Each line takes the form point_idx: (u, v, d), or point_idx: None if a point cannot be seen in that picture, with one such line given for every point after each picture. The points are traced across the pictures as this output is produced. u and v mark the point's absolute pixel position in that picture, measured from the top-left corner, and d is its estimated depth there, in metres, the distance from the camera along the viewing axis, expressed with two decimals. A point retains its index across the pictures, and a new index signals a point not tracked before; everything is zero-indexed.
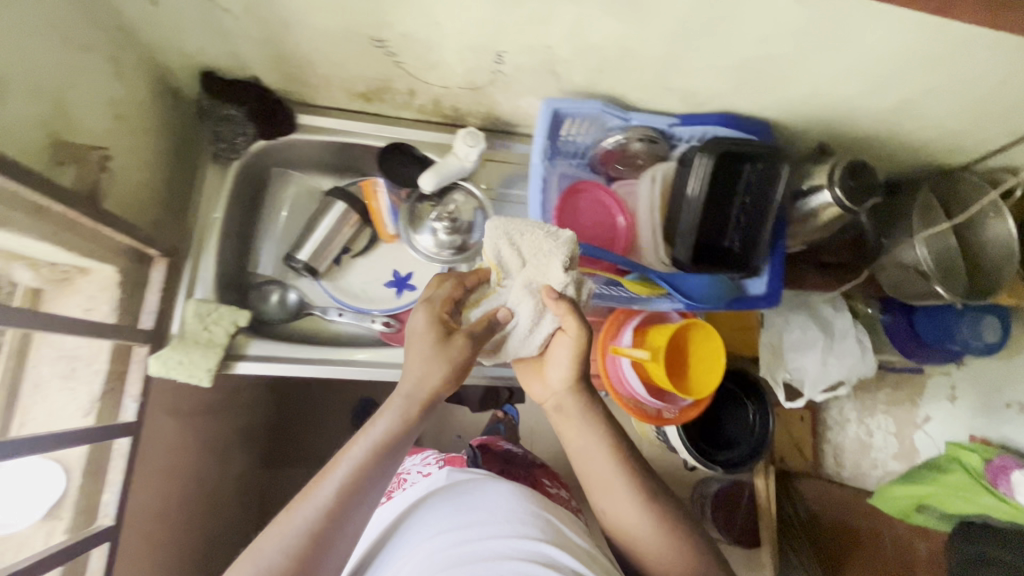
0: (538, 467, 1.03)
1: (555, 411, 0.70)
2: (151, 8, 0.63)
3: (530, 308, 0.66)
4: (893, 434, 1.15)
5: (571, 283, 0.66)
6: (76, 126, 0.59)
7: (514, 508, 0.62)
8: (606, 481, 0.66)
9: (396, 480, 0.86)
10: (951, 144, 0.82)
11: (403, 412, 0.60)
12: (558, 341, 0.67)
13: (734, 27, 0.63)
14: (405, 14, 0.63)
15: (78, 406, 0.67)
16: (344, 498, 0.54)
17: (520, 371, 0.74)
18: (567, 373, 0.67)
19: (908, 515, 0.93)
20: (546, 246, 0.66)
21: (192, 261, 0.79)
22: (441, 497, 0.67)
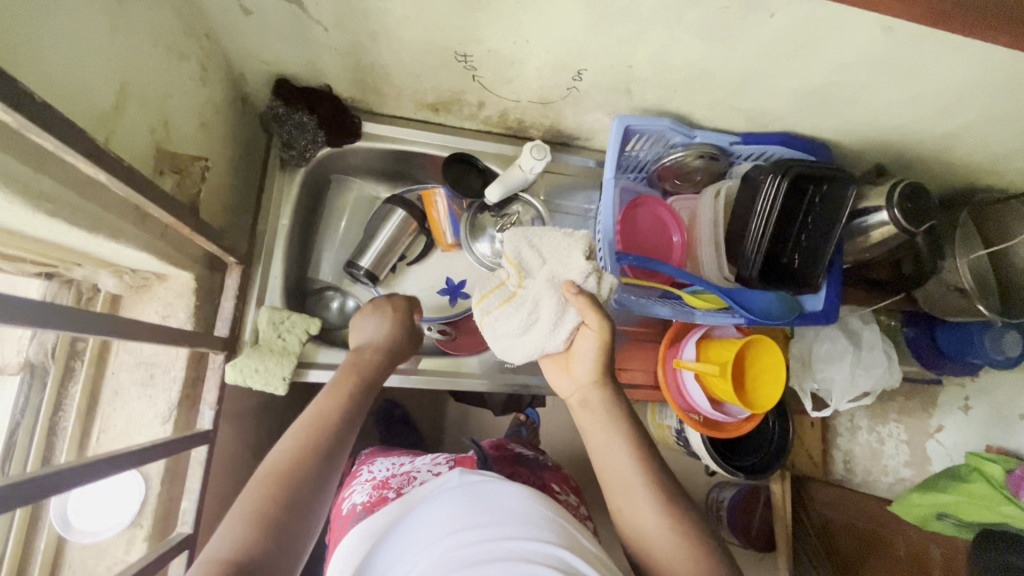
0: (549, 471, 1.00)
1: (579, 405, 0.70)
2: (243, 18, 0.63)
3: (552, 303, 0.68)
4: (905, 443, 1.17)
5: (592, 272, 0.67)
6: (171, 135, 0.59)
7: (529, 512, 0.63)
8: (628, 486, 0.64)
9: (404, 477, 0.87)
10: (998, 167, 0.84)
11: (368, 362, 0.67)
12: (581, 336, 0.69)
13: (815, 56, 0.65)
14: (496, 32, 0.64)
15: (156, 413, 0.67)
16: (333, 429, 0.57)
17: (545, 366, 0.75)
18: (594, 367, 0.69)
19: (926, 523, 0.98)
20: (566, 242, 0.69)
21: (260, 269, 0.78)
22: (450, 497, 0.68)
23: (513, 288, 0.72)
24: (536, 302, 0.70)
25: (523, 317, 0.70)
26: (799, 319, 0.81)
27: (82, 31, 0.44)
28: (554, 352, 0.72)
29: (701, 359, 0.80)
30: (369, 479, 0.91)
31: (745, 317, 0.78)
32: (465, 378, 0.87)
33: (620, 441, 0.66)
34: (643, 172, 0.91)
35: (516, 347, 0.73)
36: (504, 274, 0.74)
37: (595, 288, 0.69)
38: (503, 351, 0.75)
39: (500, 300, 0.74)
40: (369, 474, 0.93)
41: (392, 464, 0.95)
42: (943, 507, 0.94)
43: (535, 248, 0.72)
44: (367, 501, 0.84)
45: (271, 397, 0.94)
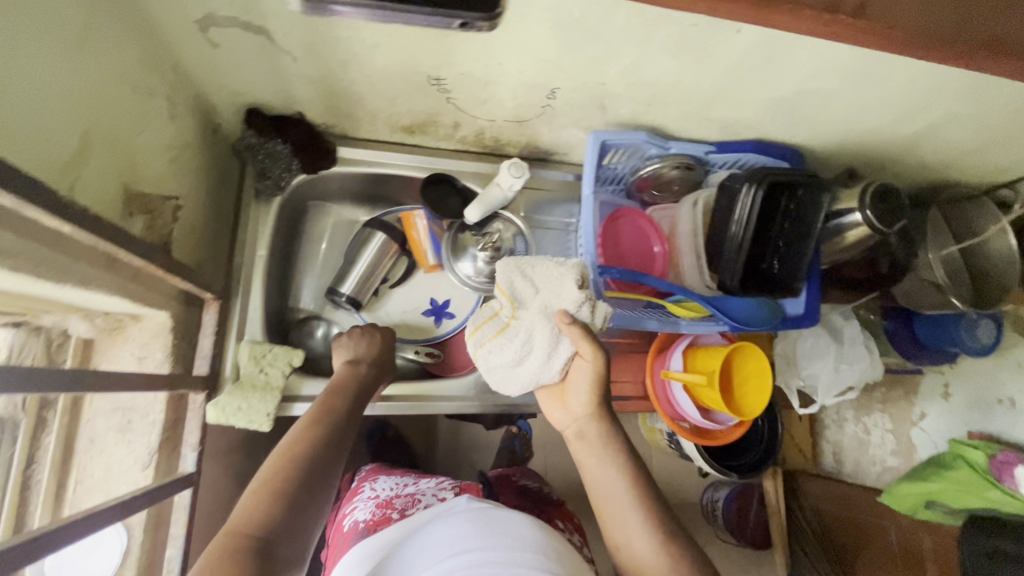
0: (553, 505, 1.03)
1: (574, 438, 0.74)
2: (210, 50, 0.61)
3: (546, 333, 0.71)
4: (890, 432, 1.19)
5: (585, 302, 0.71)
6: (141, 175, 0.58)
7: (533, 538, 0.65)
8: (626, 524, 0.67)
9: (408, 498, 0.87)
10: (965, 162, 0.86)
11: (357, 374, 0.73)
12: (576, 367, 0.72)
13: (783, 68, 0.66)
14: (468, 56, 0.64)
15: (136, 460, 0.65)
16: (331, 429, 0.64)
17: (543, 398, 0.78)
18: (588, 400, 0.72)
19: (916, 511, 0.99)
20: (556, 272, 0.73)
21: (239, 302, 0.77)
22: (457, 518, 0.69)
23: (507, 318, 0.76)
24: (529, 332, 0.73)
25: (518, 348, 0.74)
26: (782, 323, 0.83)
27: (42, 77, 0.43)
28: (549, 384, 0.76)
29: (689, 369, 0.80)
30: (373, 497, 0.90)
31: (728, 322, 0.81)
32: (455, 401, 0.86)
33: (619, 481, 0.69)
34: (621, 184, 0.91)
35: (511, 376, 0.76)
36: (498, 305, 0.77)
37: (589, 318, 0.72)
38: (500, 380, 0.78)
39: (494, 331, 0.77)
40: (372, 491, 0.92)
41: (397, 483, 0.94)
42: (930, 495, 0.96)
43: (528, 279, 0.74)
44: (369, 518, 0.84)
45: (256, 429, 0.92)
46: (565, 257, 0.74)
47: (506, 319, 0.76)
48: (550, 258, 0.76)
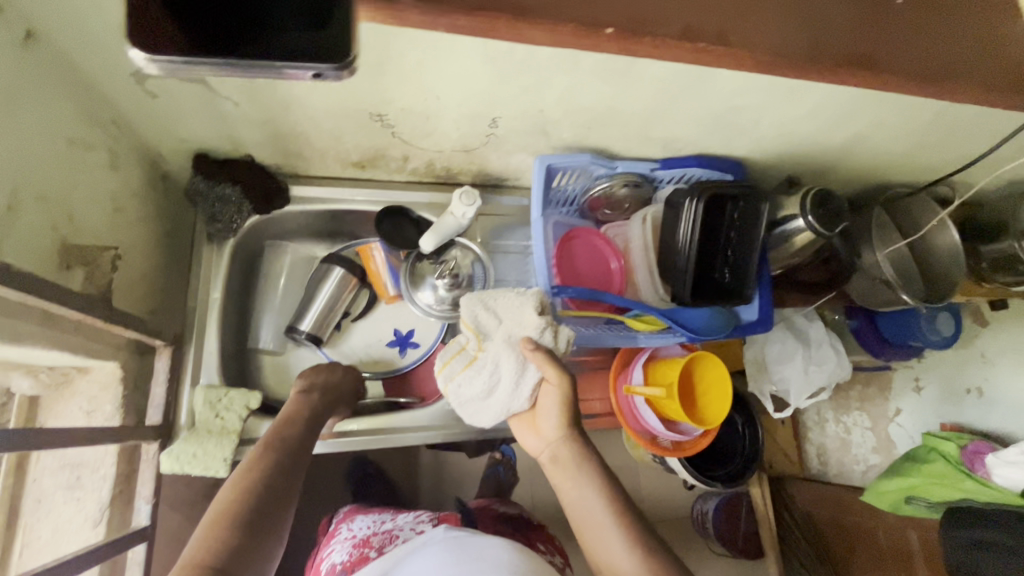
0: (533, 529, 1.02)
1: (551, 462, 0.72)
2: (149, 101, 0.62)
3: (512, 361, 0.73)
4: (869, 430, 1.22)
5: (547, 327, 0.72)
6: (79, 227, 0.58)
7: (512, 561, 0.68)
8: (605, 541, 0.65)
9: (386, 536, 0.86)
10: (899, 164, 0.89)
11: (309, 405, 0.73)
12: (545, 391, 0.73)
13: (709, 89, 0.69)
14: (406, 92, 0.66)
15: (86, 517, 0.63)
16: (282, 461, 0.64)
17: (517, 427, 0.79)
18: (559, 421, 0.72)
19: (898, 508, 1.00)
20: (516, 301, 0.74)
21: (193, 347, 0.76)
22: (440, 549, 0.72)
23: (473, 351, 0.76)
24: (496, 363, 0.74)
25: (487, 380, 0.75)
26: (737, 330, 0.85)
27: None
28: (520, 412, 0.77)
29: (651, 382, 0.82)
30: (350, 536, 0.88)
31: (684, 333, 0.83)
32: (424, 432, 0.85)
33: (595, 495, 0.68)
34: (573, 205, 0.93)
35: (484, 408, 0.77)
36: (464, 339, 0.78)
37: (552, 343, 0.73)
38: (472, 415, 0.78)
39: (463, 364, 0.77)
40: (349, 531, 0.89)
41: (375, 520, 0.90)
42: (911, 490, 0.97)
43: (491, 311, 0.75)
44: (347, 560, 0.83)
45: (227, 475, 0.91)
46: (524, 287, 0.76)
47: (472, 353, 0.76)
48: (510, 289, 0.77)
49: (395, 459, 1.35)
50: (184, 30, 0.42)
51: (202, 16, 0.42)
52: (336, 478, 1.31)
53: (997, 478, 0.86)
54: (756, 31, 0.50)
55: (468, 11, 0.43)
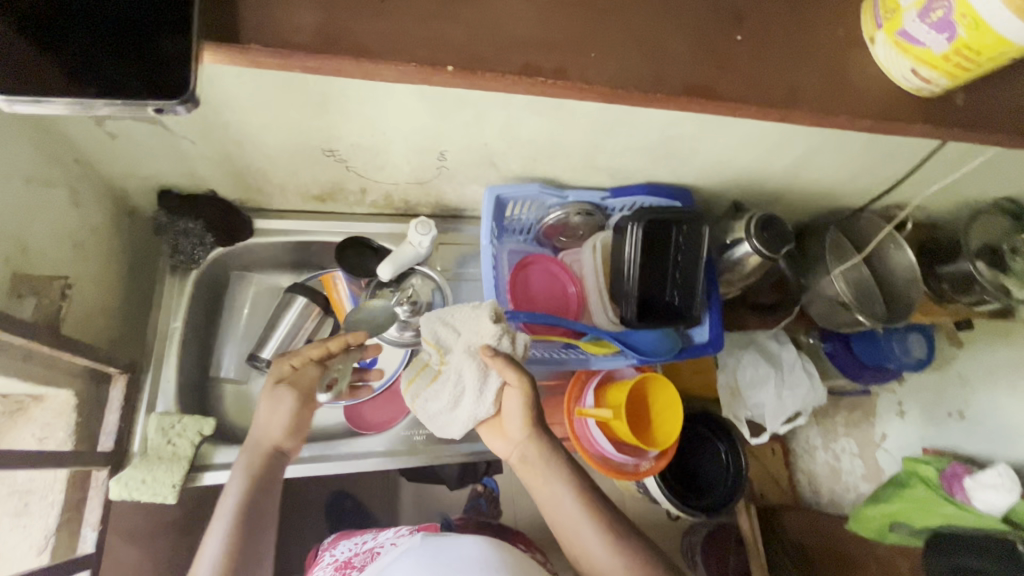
0: (514, 534, 1.02)
1: (520, 463, 0.69)
2: (110, 142, 0.67)
3: (473, 371, 0.68)
4: (858, 456, 1.24)
5: (503, 334, 0.67)
6: (33, 259, 0.62)
7: (489, 560, 0.68)
8: (582, 538, 0.65)
9: (368, 553, 0.85)
10: (845, 188, 0.92)
11: (248, 473, 0.67)
12: (507, 395, 0.68)
13: (639, 123, 0.72)
14: (351, 129, 0.70)
15: (30, 544, 0.64)
16: (231, 560, 0.61)
17: (483, 431, 0.73)
18: (524, 422, 0.68)
19: (884, 535, 1.04)
20: (472, 312, 0.70)
21: (150, 376, 0.79)
22: (416, 556, 0.72)
23: (437, 366, 0.73)
24: (459, 374, 0.70)
25: (451, 392, 0.71)
26: (687, 351, 0.87)
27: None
28: (486, 418, 0.71)
29: (602, 405, 0.82)
30: (332, 561, 0.89)
31: (634, 356, 0.84)
32: (374, 458, 0.88)
33: (569, 494, 0.66)
34: (530, 233, 0.96)
35: (451, 421, 0.72)
36: (427, 355, 0.74)
37: (510, 348, 0.69)
38: (442, 428, 0.74)
39: (428, 380, 0.74)
40: (331, 557, 0.90)
41: (356, 543, 0.92)
42: (893, 516, 1.01)
43: (449, 325, 0.71)
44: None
45: None
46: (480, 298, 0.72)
47: (437, 368, 0.73)
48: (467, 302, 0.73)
49: (374, 493, 1.34)
50: (66, 67, 0.42)
51: (71, 49, 0.43)
52: (314, 514, 1.30)
53: (975, 500, 0.91)
54: (602, 62, 0.47)
55: (312, 52, 0.43)
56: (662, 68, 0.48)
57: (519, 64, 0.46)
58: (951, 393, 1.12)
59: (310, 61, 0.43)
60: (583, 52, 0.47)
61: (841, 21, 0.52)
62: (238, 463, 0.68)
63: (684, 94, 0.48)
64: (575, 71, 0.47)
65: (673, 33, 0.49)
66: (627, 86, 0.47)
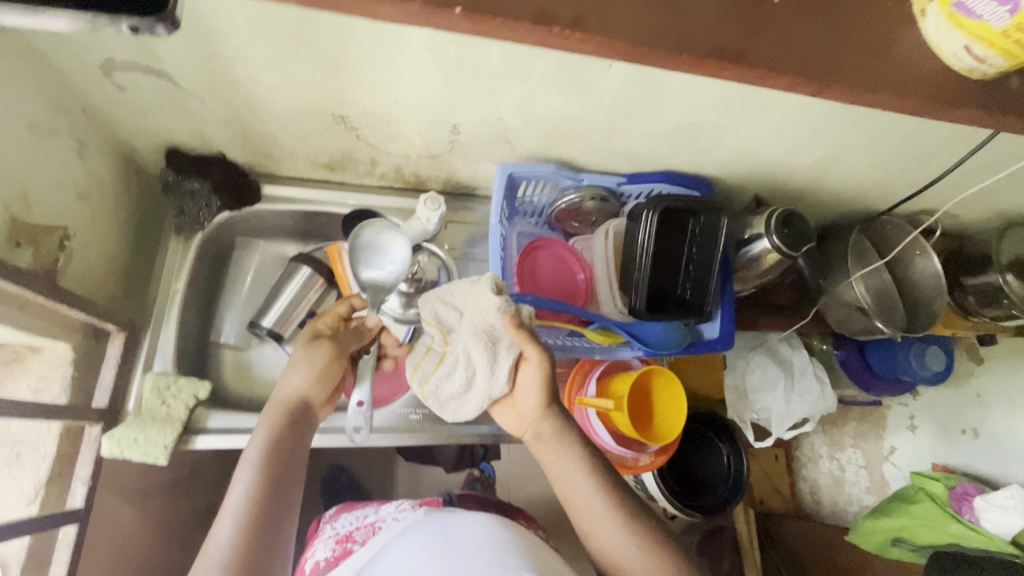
0: (515, 511, 1.01)
1: (534, 441, 0.66)
2: (118, 94, 0.66)
3: (481, 349, 0.65)
4: (864, 468, 1.21)
5: (506, 307, 0.64)
6: (35, 208, 0.61)
7: (494, 537, 0.68)
8: (593, 515, 0.61)
9: (370, 527, 0.85)
10: (873, 189, 0.88)
11: (272, 425, 0.63)
12: (523, 371, 0.65)
13: (662, 104, 0.69)
14: (363, 94, 0.68)
15: (20, 495, 0.63)
16: (257, 513, 0.55)
17: (492, 408, 0.71)
18: (540, 398, 0.65)
19: (886, 550, 1.00)
20: (472, 288, 0.67)
21: (150, 336, 0.78)
22: (423, 532, 0.72)
23: (441, 348, 0.71)
24: (468, 354, 0.67)
25: (463, 373, 0.68)
26: (696, 346, 0.84)
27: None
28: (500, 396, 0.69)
29: (603, 396, 0.81)
30: (333, 534, 0.89)
31: (641, 348, 0.81)
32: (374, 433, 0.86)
33: (582, 467, 0.63)
34: (542, 217, 0.93)
35: (464, 403, 0.71)
36: (430, 339, 0.73)
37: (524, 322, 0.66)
38: (453, 413, 0.73)
39: (435, 363, 0.72)
40: (333, 529, 0.90)
41: (358, 516, 0.92)
42: (899, 531, 0.98)
43: (450, 304, 0.70)
44: (331, 555, 0.83)
45: (190, 467, 0.91)
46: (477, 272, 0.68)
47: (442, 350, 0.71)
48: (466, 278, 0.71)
49: (369, 470, 1.33)
50: None
51: None
52: (310, 487, 1.30)
53: (985, 522, 0.88)
54: (631, 17, 0.43)
55: None
56: (689, 28, 0.44)
57: (537, 9, 0.41)
58: (966, 409, 1.08)
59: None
60: (607, 4, 0.43)
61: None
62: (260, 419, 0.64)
63: (719, 62, 0.44)
64: (598, 23, 0.42)
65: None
66: (653, 45, 0.43)
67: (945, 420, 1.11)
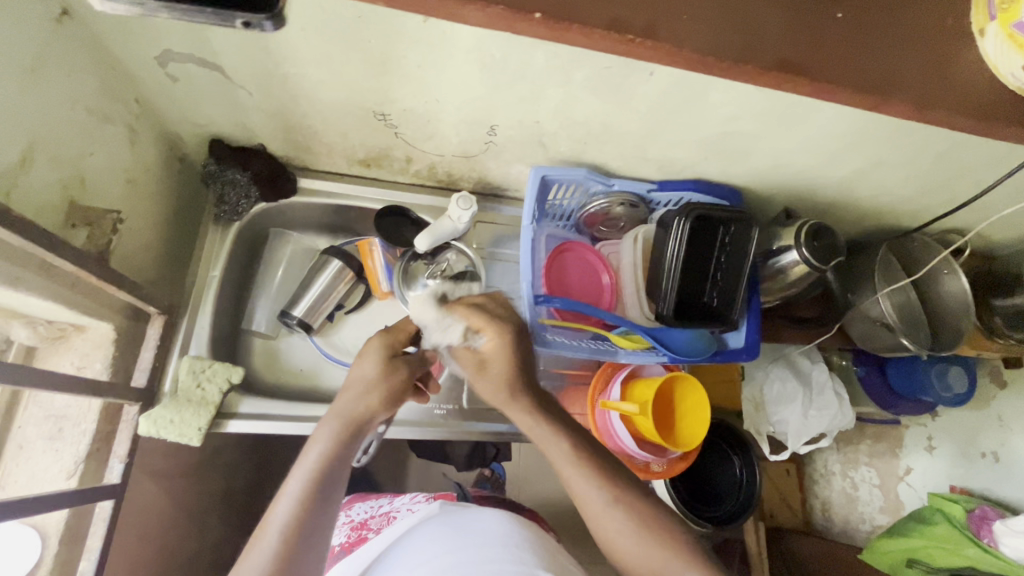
0: (525, 510, 1.01)
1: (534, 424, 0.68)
2: (171, 84, 0.68)
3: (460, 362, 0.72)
4: (878, 487, 1.20)
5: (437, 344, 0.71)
6: (90, 191, 0.64)
7: (510, 534, 0.69)
8: (595, 510, 0.62)
9: (385, 517, 0.86)
10: (905, 206, 0.88)
11: (333, 437, 0.62)
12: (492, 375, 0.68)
13: (700, 112, 0.70)
14: (406, 93, 0.69)
15: (62, 467, 0.66)
16: (301, 525, 0.56)
17: None
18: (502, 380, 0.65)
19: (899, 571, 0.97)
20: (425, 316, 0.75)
21: (186, 321, 0.80)
22: (440, 523, 0.73)
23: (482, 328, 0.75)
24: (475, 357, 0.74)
25: None
26: (721, 355, 0.85)
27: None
28: None
29: (627, 399, 0.81)
30: (348, 521, 0.90)
31: (666, 354, 0.81)
32: (396, 425, 0.88)
33: (575, 466, 0.62)
34: (570, 220, 0.94)
35: None
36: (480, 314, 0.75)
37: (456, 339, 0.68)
38: None
39: None
40: (347, 516, 0.91)
41: (373, 506, 0.93)
42: (913, 551, 0.96)
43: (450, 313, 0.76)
44: (346, 541, 0.85)
45: (212, 451, 0.93)
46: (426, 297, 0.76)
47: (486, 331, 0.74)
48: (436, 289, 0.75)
49: (382, 464, 1.34)
50: None
51: None
52: None
53: (1003, 547, 0.87)
54: (694, 27, 0.45)
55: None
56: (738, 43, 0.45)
57: (608, 20, 0.42)
58: (986, 431, 1.06)
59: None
60: (673, 14, 0.44)
61: (940, 13, 0.50)
62: (320, 428, 0.63)
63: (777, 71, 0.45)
64: (664, 33, 0.44)
65: (766, 8, 0.46)
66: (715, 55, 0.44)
67: (963, 442, 1.09)
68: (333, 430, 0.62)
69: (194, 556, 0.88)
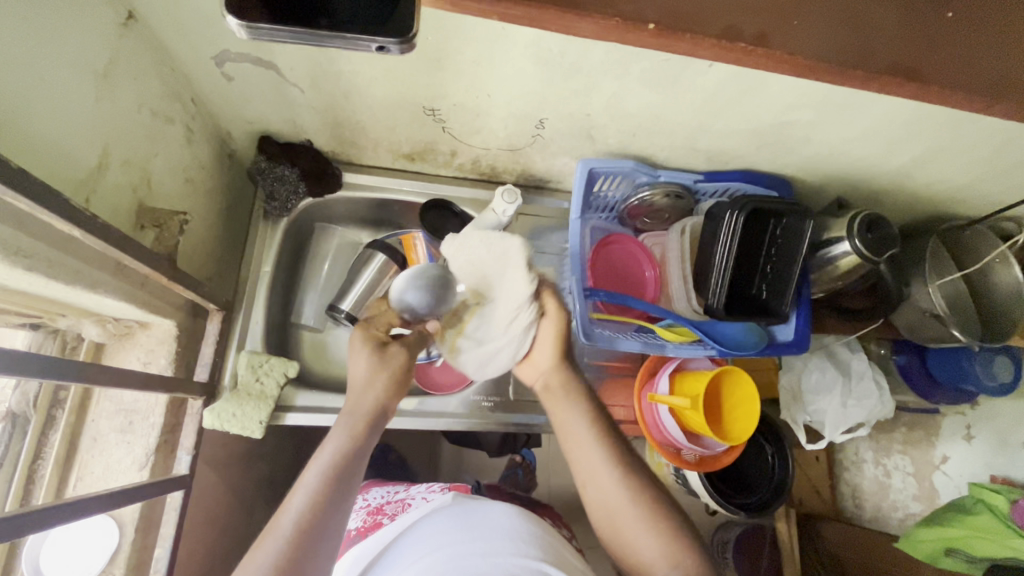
0: (542, 507, 1.01)
1: (543, 391, 0.69)
2: (225, 83, 0.68)
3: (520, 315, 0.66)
4: (912, 475, 1.11)
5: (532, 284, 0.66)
6: (156, 193, 0.66)
7: (519, 528, 0.69)
8: (595, 474, 0.63)
9: (399, 504, 0.83)
10: (962, 194, 0.85)
11: (347, 433, 0.62)
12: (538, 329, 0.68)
13: (758, 102, 0.68)
14: (459, 88, 0.69)
15: (133, 459, 0.71)
16: (315, 516, 0.56)
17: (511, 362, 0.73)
18: (554, 351, 0.68)
19: (936, 560, 0.88)
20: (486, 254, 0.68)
21: (242, 315, 0.82)
22: (447, 512, 0.73)
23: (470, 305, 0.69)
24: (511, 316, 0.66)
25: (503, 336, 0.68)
26: (771, 348, 0.85)
27: (60, 93, 0.49)
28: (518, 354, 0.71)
29: (676, 393, 0.81)
30: (365, 505, 0.88)
31: (715, 346, 0.82)
32: (444, 418, 0.89)
33: (587, 428, 0.65)
34: (612, 212, 0.93)
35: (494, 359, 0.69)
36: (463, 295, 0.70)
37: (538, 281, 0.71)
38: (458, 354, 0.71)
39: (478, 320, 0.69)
40: (365, 499, 0.89)
41: (389, 491, 0.91)
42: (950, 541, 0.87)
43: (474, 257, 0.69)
44: (361, 525, 0.82)
45: (256, 440, 0.95)
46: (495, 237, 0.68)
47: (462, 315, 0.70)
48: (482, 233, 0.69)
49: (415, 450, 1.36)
50: None
51: None
52: None
53: None
54: (802, 37, 0.45)
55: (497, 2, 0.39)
56: (819, 53, 0.45)
57: (721, 28, 0.43)
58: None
59: (516, 10, 0.40)
60: (786, 19, 0.44)
61: None
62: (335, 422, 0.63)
63: (887, 76, 0.45)
64: (776, 42, 0.44)
65: (876, 7, 0.46)
66: (830, 62, 0.44)
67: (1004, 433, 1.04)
68: (344, 423, 0.63)
69: (243, 540, 0.92)
